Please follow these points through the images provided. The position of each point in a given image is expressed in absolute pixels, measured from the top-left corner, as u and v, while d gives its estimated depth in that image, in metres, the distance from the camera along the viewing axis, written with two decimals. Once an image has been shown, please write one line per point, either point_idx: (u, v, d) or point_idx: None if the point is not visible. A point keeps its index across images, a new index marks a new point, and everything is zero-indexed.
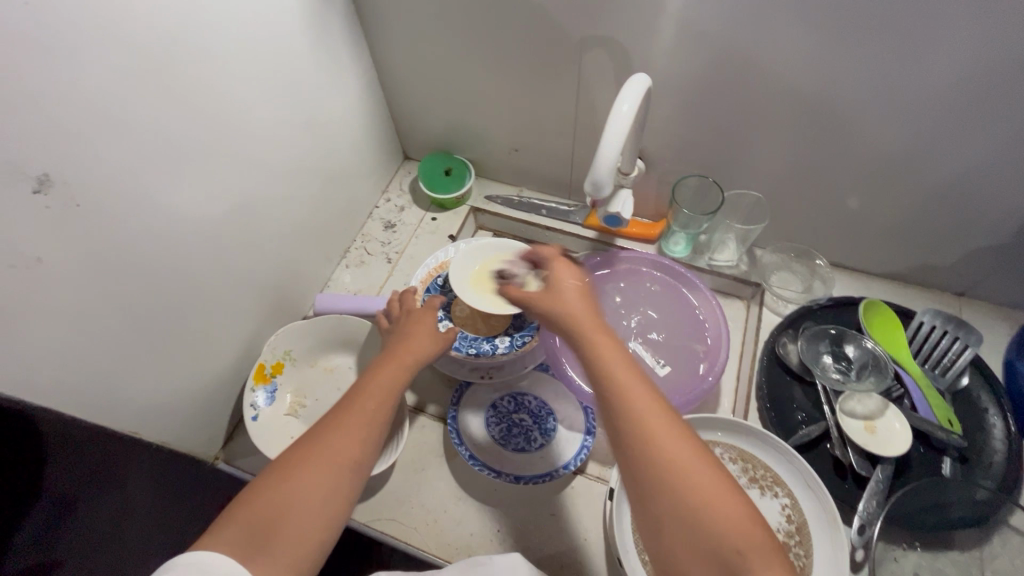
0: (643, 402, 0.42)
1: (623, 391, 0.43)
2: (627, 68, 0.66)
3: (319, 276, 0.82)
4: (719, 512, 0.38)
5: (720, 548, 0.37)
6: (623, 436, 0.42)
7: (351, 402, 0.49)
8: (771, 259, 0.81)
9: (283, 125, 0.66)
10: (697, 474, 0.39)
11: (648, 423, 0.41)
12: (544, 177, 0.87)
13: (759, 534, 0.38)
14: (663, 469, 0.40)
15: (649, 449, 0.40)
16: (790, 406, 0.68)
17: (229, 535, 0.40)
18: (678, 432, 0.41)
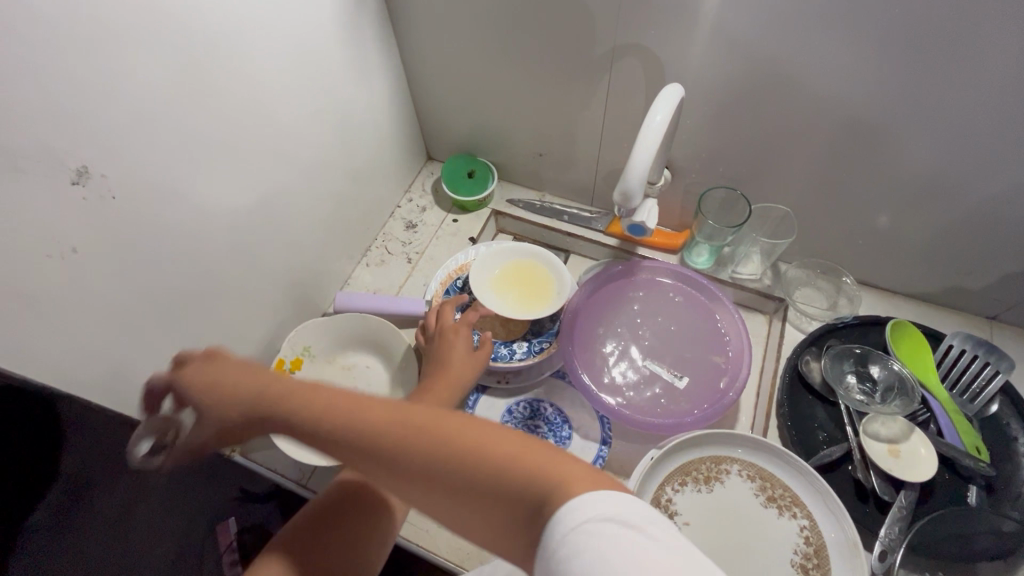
0: (375, 423, 0.37)
1: (374, 440, 0.36)
2: (658, 76, 0.65)
3: (339, 274, 0.82)
4: (502, 465, 0.35)
5: (527, 504, 0.33)
6: (393, 470, 0.36)
7: None
8: (797, 273, 0.79)
9: (311, 122, 0.67)
10: (468, 438, 0.36)
11: (404, 434, 0.36)
12: (567, 183, 0.87)
13: (566, 462, 0.34)
14: (441, 466, 0.35)
15: (412, 456, 0.36)
16: (811, 426, 0.67)
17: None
18: (432, 414, 0.37)
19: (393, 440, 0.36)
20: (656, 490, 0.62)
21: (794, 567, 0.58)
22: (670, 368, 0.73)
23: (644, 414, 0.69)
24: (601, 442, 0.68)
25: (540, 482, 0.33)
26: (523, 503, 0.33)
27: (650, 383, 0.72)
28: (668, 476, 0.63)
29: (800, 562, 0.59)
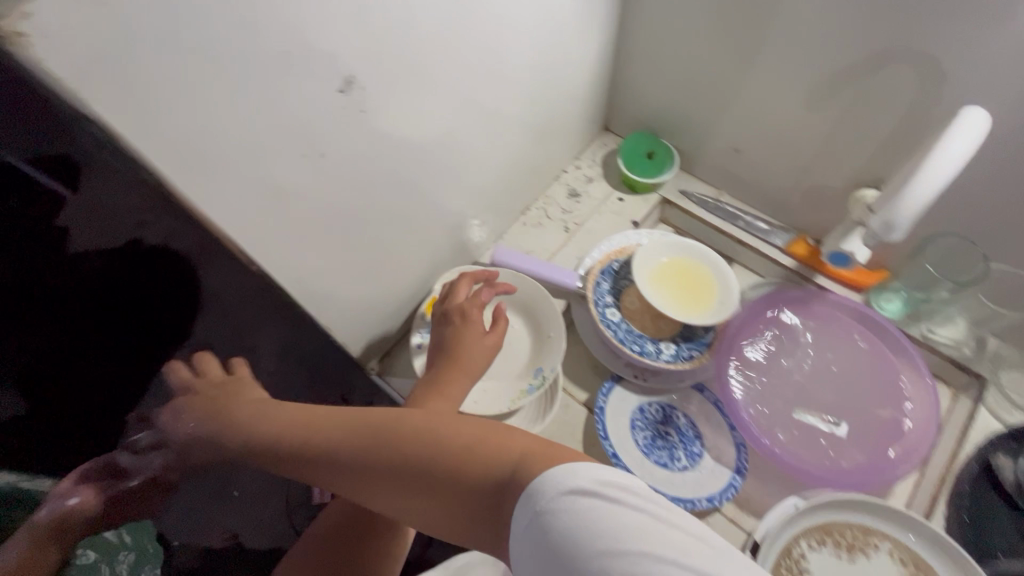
0: (345, 435, 0.42)
1: (333, 458, 0.42)
2: (932, 95, 0.56)
3: (498, 226, 0.82)
4: (461, 454, 0.39)
5: (493, 480, 0.37)
6: (368, 477, 0.41)
7: None
8: (1011, 354, 0.67)
9: (523, 69, 0.65)
10: (416, 434, 0.40)
11: (385, 442, 0.40)
12: (754, 188, 0.79)
13: (508, 435, 0.39)
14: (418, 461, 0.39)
15: (389, 460, 0.40)
16: (990, 530, 0.58)
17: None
18: (388, 415, 0.42)
19: (375, 447, 0.41)
20: (791, 539, 0.57)
21: None
22: (826, 414, 0.66)
23: (794, 458, 0.63)
24: (735, 472, 0.64)
25: (503, 459, 0.37)
26: (491, 481, 0.37)
27: (801, 425, 0.66)
28: (806, 530, 0.58)
29: None
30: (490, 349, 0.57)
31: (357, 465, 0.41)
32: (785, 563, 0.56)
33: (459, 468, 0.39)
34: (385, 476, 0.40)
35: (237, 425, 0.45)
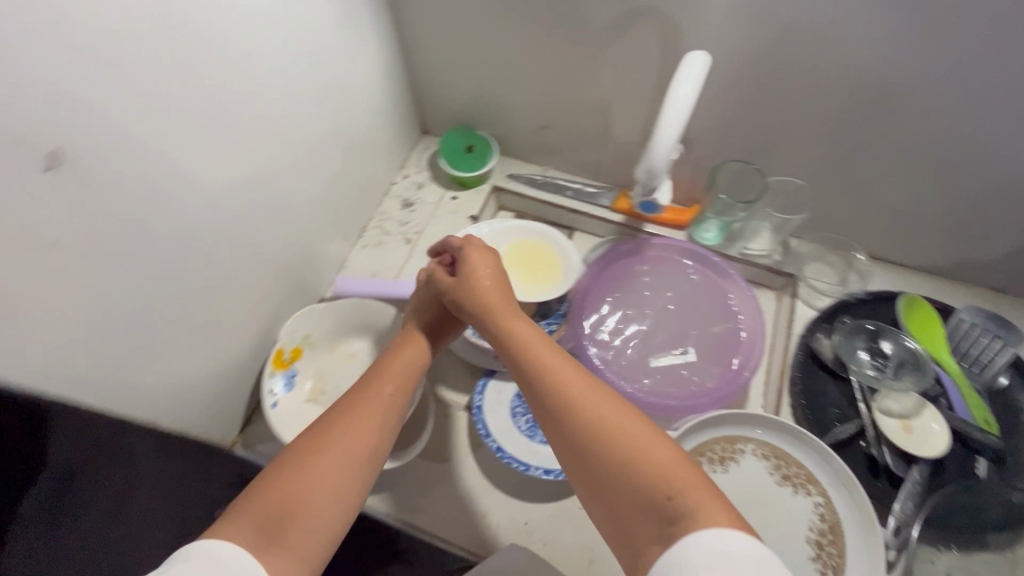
0: (592, 388, 0.43)
1: (559, 384, 0.44)
2: (675, 43, 0.62)
3: (336, 255, 0.79)
4: (658, 476, 0.38)
5: (661, 494, 0.37)
6: (560, 414, 0.43)
7: (367, 386, 0.49)
8: (807, 250, 0.78)
9: (301, 93, 0.62)
10: (622, 426, 0.40)
11: (603, 423, 0.41)
12: (570, 157, 0.83)
13: (690, 470, 0.38)
14: (574, 424, 0.42)
15: (592, 408, 0.42)
16: (824, 403, 0.66)
17: (245, 524, 0.37)
18: (595, 385, 0.44)
19: (580, 409, 0.42)
20: None
21: (810, 544, 0.58)
22: (680, 346, 0.72)
23: (659, 395, 0.68)
24: None
25: (657, 485, 0.37)
26: (652, 491, 0.37)
27: (660, 364, 0.71)
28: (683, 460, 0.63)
29: (816, 538, 0.59)
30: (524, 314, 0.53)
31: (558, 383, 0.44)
32: None
33: (629, 465, 0.39)
34: (576, 411, 0.42)
35: (478, 303, 0.54)
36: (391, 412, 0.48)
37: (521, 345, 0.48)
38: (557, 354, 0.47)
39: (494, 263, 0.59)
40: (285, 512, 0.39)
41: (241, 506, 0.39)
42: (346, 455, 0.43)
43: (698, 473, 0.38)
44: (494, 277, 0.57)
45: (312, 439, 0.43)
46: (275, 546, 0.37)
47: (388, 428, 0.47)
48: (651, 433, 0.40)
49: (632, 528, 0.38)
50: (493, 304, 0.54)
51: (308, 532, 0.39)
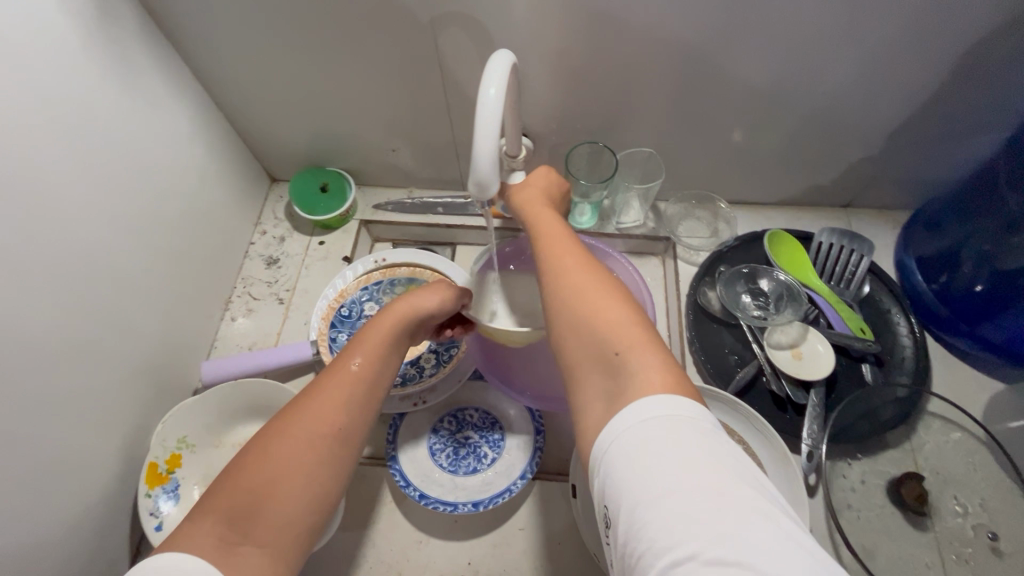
0: (596, 270, 0.45)
1: (557, 261, 0.46)
2: (489, 43, 0.61)
3: (201, 337, 0.72)
4: (617, 338, 0.39)
5: (616, 355, 0.38)
6: (556, 283, 0.45)
7: (336, 363, 0.50)
8: (675, 210, 0.81)
9: (94, 179, 0.55)
10: (603, 301, 0.42)
11: (600, 291, 0.42)
12: (431, 172, 0.81)
13: (650, 350, 0.38)
14: (566, 299, 0.43)
15: (586, 282, 0.43)
16: (722, 353, 0.69)
17: (205, 528, 0.38)
18: (602, 274, 0.44)
19: (585, 280, 0.44)
20: None
21: None
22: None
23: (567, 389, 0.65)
24: (535, 434, 0.64)
25: (615, 345, 0.39)
26: (611, 354, 0.38)
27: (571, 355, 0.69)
28: None
29: None
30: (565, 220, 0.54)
31: (560, 263, 0.46)
32: None
33: (607, 324, 0.40)
34: (570, 276, 0.44)
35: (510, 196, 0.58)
36: (359, 391, 0.49)
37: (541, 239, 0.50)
38: (568, 248, 0.48)
39: (542, 174, 0.59)
40: (254, 505, 0.40)
41: (205, 507, 0.40)
42: (314, 439, 0.44)
43: (656, 343, 0.39)
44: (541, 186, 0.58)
45: (280, 428, 0.44)
46: (242, 543, 0.38)
47: (360, 407, 0.48)
48: (631, 310, 0.41)
49: (583, 377, 0.40)
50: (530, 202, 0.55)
51: (277, 523, 0.40)
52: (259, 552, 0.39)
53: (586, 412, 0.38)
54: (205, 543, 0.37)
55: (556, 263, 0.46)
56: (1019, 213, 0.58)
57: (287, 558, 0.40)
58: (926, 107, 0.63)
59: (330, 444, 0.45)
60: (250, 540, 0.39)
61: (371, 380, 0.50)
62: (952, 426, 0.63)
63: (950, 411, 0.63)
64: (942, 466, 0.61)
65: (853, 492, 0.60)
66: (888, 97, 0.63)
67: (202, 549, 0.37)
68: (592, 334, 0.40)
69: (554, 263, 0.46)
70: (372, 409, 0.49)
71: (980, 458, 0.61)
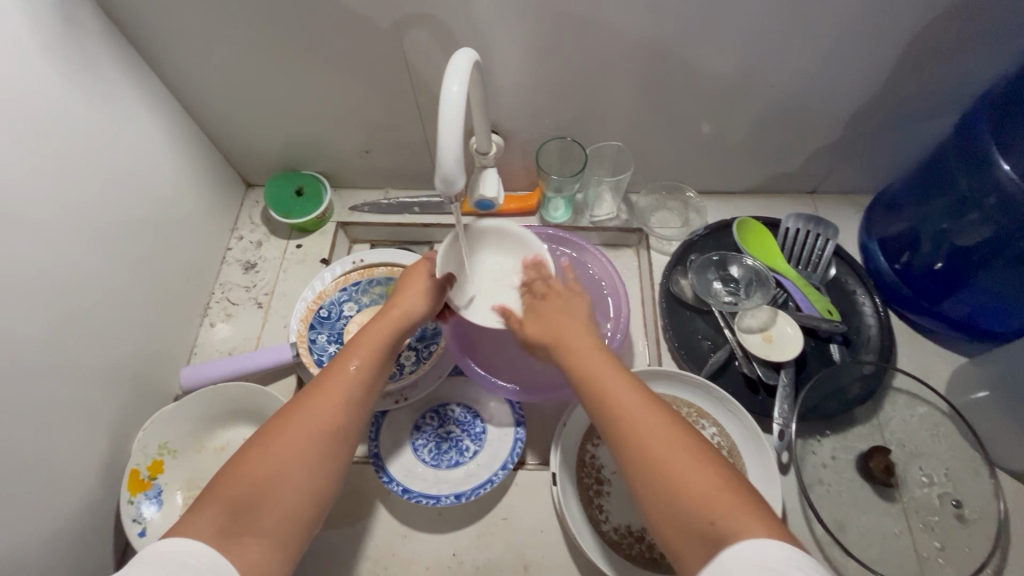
0: (663, 421, 0.45)
1: (620, 414, 0.46)
2: (454, 43, 0.62)
3: (181, 344, 0.72)
4: (711, 507, 0.39)
5: (714, 523, 0.38)
6: (632, 448, 0.44)
7: (337, 363, 0.51)
8: (647, 201, 0.83)
9: (64, 189, 0.55)
10: (684, 464, 0.42)
11: (677, 453, 0.42)
12: (406, 173, 0.82)
13: (748, 514, 0.38)
14: (651, 471, 0.42)
15: (660, 442, 0.43)
16: (696, 338, 0.70)
17: (208, 519, 0.40)
18: (671, 426, 0.44)
19: (653, 439, 0.43)
20: (578, 452, 0.63)
21: None
22: None
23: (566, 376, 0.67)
24: (516, 425, 0.65)
25: (710, 515, 0.39)
26: (709, 523, 0.39)
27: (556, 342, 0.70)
28: (585, 436, 0.63)
29: None
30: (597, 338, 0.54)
31: (626, 426, 0.45)
32: (584, 474, 0.62)
33: (695, 490, 0.40)
34: (644, 437, 0.44)
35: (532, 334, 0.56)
36: (357, 391, 0.50)
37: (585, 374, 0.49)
38: (620, 385, 0.48)
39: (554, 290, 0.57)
40: (253, 498, 0.41)
41: (207, 500, 0.41)
42: (311, 436, 0.45)
43: (755, 504, 0.40)
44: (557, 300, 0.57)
45: (282, 423, 0.46)
46: (241, 533, 0.40)
47: (358, 406, 0.49)
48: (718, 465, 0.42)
49: (682, 541, 0.39)
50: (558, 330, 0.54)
51: (276, 515, 0.42)
52: (259, 542, 0.40)
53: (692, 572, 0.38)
54: (205, 531, 0.39)
55: (620, 415, 0.46)
56: (970, 193, 0.60)
57: (287, 549, 0.42)
58: (880, 93, 0.65)
59: (327, 441, 0.46)
60: (249, 531, 0.40)
61: (369, 379, 0.51)
62: (917, 400, 0.65)
63: (914, 386, 0.65)
64: (907, 439, 0.64)
65: (824, 468, 0.63)
66: (843, 85, 0.65)
67: (204, 539, 0.38)
68: (682, 502, 0.40)
69: (619, 425, 0.45)
70: (367, 407, 0.50)
71: (943, 430, 0.63)
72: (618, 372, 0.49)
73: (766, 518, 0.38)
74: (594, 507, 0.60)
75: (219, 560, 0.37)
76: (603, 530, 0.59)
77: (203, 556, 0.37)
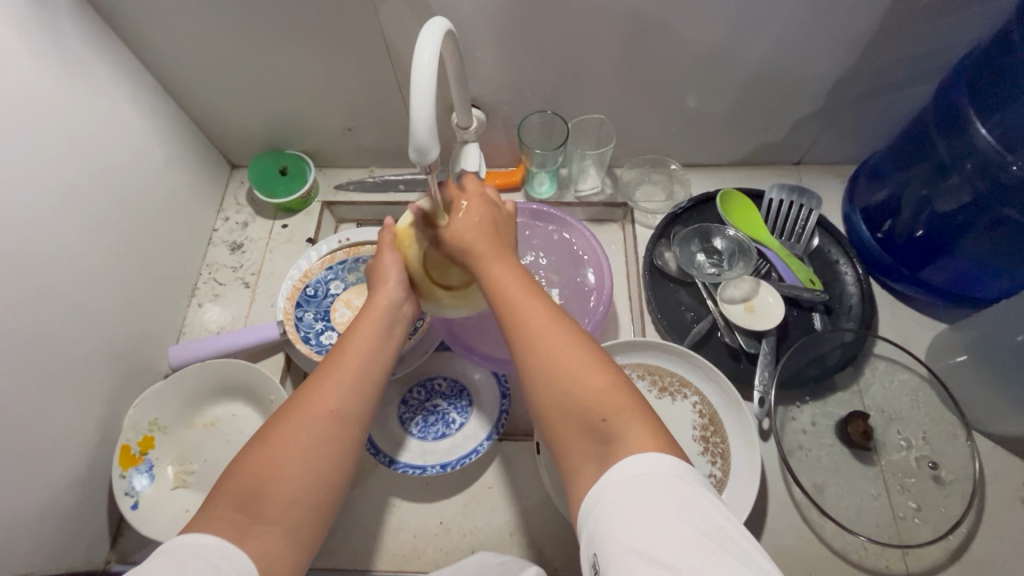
0: (556, 323, 0.44)
1: (519, 318, 0.45)
2: (431, 16, 0.61)
3: (169, 323, 0.73)
4: (599, 404, 0.40)
5: (601, 417, 0.39)
6: (526, 345, 0.43)
7: (332, 356, 0.51)
8: (632, 175, 0.83)
9: (43, 168, 0.55)
10: (573, 364, 0.42)
11: (565, 353, 0.42)
12: (390, 150, 0.81)
13: (632, 409, 0.39)
14: (543, 368, 0.42)
15: (553, 346, 0.43)
16: (679, 310, 0.71)
17: (219, 513, 0.40)
18: (563, 329, 0.44)
19: (544, 341, 0.43)
20: None
21: (696, 441, 0.63)
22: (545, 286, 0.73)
23: None
24: (501, 398, 0.66)
25: (598, 408, 0.40)
26: (598, 419, 0.39)
27: None
28: None
29: (700, 435, 0.63)
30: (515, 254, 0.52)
31: (522, 324, 0.44)
32: None
33: (585, 384, 0.41)
34: (541, 337, 0.43)
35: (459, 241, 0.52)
36: (357, 379, 0.49)
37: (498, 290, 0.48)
38: (524, 296, 0.46)
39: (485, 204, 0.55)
40: (258, 489, 0.41)
41: (217, 493, 0.41)
42: (314, 423, 0.45)
43: (639, 401, 0.40)
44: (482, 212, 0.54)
45: (280, 419, 0.45)
46: (254, 522, 0.40)
47: (357, 392, 0.49)
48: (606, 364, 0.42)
49: (569, 440, 0.40)
50: (475, 246, 0.51)
51: (286, 503, 0.42)
52: (271, 531, 0.41)
53: (578, 482, 0.38)
54: (219, 523, 0.39)
55: (518, 316, 0.45)
56: (949, 160, 0.61)
57: (302, 535, 0.42)
58: (862, 61, 0.65)
59: (330, 430, 0.46)
60: (260, 519, 0.40)
61: (370, 366, 0.50)
62: (897, 366, 0.66)
63: (894, 352, 0.66)
64: (886, 404, 0.65)
65: (804, 434, 0.63)
66: (824, 52, 0.64)
67: (217, 532, 0.39)
68: (575, 398, 0.40)
69: (517, 324, 0.44)
70: (373, 394, 0.50)
71: (923, 395, 0.64)
72: (518, 278, 0.48)
73: (657, 419, 0.39)
74: None
75: (235, 550, 0.38)
76: None
77: (216, 547, 0.38)
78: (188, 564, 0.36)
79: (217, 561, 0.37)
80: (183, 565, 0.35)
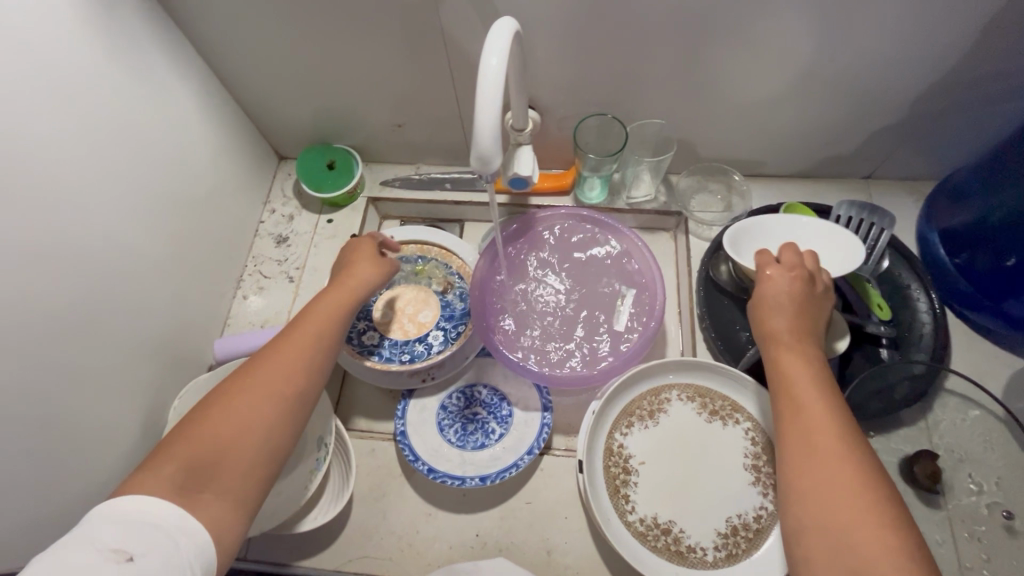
0: (853, 463, 0.42)
1: (812, 440, 0.44)
2: (493, 14, 0.59)
3: (215, 314, 0.73)
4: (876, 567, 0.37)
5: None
6: (807, 470, 0.43)
7: (290, 331, 0.51)
8: (687, 183, 0.79)
9: (101, 159, 0.56)
10: (859, 516, 0.39)
11: (853, 497, 0.40)
12: (439, 148, 0.80)
13: None
14: (818, 501, 0.41)
15: (839, 486, 0.41)
16: (733, 329, 0.68)
17: (164, 476, 0.40)
18: (855, 474, 0.41)
19: (833, 476, 0.41)
20: (607, 438, 0.62)
21: (747, 470, 0.60)
22: (593, 297, 0.70)
23: (604, 361, 0.66)
24: (544, 411, 0.65)
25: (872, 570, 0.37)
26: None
27: (587, 325, 0.69)
28: (614, 424, 0.62)
29: (751, 464, 0.60)
30: (820, 356, 0.50)
31: (812, 446, 0.43)
32: (612, 462, 0.61)
33: (868, 537, 0.38)
34: (825, 470, 0.42)
35: (769, 325, 0.52)
36: (312, 358, 0.50)
37: (788, 385, 0.48)
38: (817, 408, 0.45)
39: (798, 286, 0.53)
40: (210, 457, 0.42)
41: (161, 458, 0.41)
42: (263, 398, 0.45)
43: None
44: (793, 303, 0.52)
45: (234, 389, 0.45)
46: (201, 489, 0.40)
47: (313, 368, 0.50)
48: (882, 507, 0.40)
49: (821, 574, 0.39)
50: (777, 332, 0.51)
51: (235, 471, 0.42)
52: (218, 499, 0.41)
53: None
54: (165, 489, 0.39)
55: (807, 436, 0.44)
56: None
57: (246, 504, 0.42)
58: (953, 73, 0.60)
59: (280, 405, 0.46)
60: (209, 488, 0.40)
61: (326, 345, 0.52)
62: (970, 404, 0.61)
63: (969, 390, 0.62)
64: (958, 444, 0.60)
65: None
66: (911, 62, 0.59)
67: (163, 496, 0.38)
68: (848, 544, 0.39)
69: (807, 444, 0.44)
70: (324, 373, 0.51)
71: (998, 436, 0.59)
72: (829, 402, 0.45)
73: None
74: (621, 497, 0.60)
75: (185, 518, 0.38)
76: (629, 521, 0.58)
77: (163, 511, 0.38)
78: (142, 533, 0.36)
79: (173, 533, 0.37)
80: (139, 534, 0.36)
